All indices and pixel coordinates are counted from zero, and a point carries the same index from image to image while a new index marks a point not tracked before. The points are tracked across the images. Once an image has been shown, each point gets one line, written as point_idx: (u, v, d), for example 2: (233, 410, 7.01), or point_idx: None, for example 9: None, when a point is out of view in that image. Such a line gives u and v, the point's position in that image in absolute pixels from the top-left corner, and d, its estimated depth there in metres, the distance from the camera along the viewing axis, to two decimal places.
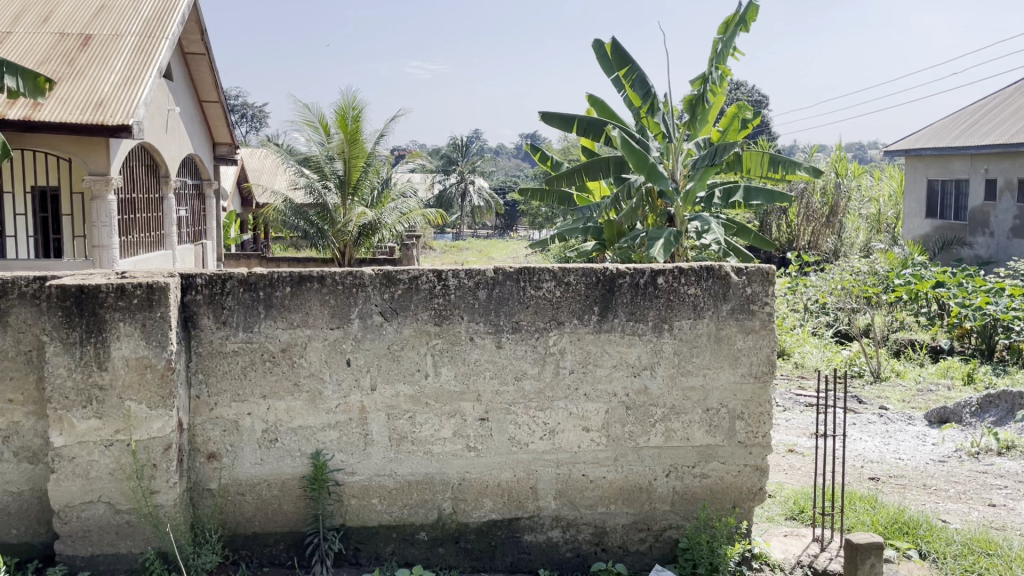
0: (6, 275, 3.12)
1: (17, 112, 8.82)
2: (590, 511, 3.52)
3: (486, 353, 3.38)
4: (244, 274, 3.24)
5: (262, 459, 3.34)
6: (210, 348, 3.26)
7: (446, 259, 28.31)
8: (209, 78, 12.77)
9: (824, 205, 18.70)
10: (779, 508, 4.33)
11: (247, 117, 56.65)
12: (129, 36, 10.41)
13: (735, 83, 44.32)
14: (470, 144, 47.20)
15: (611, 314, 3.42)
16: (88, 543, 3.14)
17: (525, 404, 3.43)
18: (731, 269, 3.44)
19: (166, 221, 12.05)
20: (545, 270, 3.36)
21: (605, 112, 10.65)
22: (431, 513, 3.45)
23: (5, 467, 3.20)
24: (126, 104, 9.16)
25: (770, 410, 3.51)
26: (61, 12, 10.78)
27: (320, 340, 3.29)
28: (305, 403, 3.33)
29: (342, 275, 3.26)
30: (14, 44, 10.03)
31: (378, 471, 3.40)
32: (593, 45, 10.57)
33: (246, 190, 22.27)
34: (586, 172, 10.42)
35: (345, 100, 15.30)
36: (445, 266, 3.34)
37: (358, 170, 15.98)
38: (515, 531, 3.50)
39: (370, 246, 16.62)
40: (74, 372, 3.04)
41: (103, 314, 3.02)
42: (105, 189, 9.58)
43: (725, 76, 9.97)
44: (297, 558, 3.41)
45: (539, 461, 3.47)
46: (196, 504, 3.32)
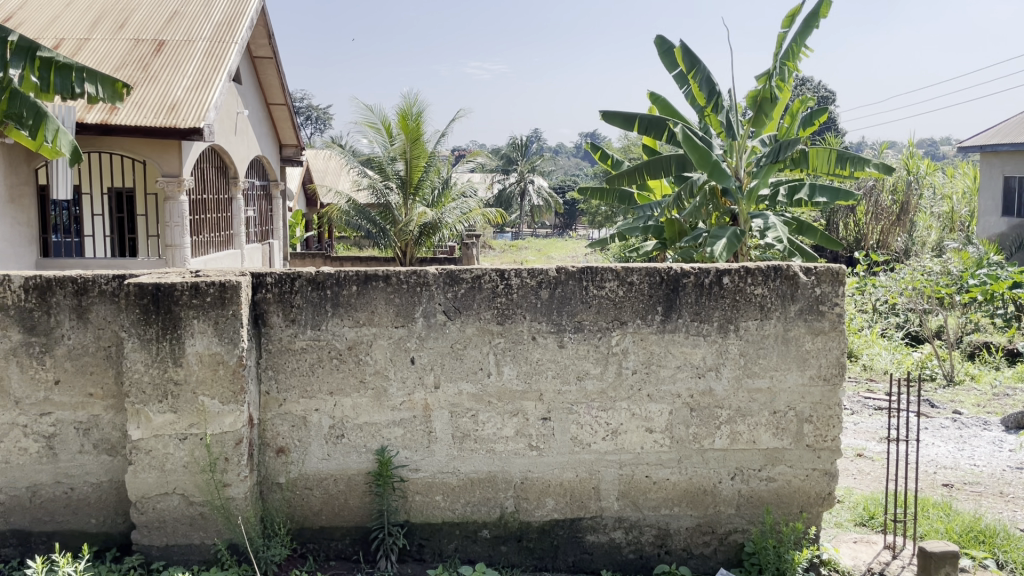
0: (87, 274, 3.24)
1: (95, 116, 9.08)
2: (654, 513, 3.49)
3: (549, 353, 3.38)
4: (312, 274, 3.29)
5: (329, 455, 3.40)
6: (280, 344, 3.33)
7: (507, 258, 28.27)
8: (277, 83, 13.09)
9: (895, 203, 18.12)
10: (848, 513, 4.22)
11: (312, 118, 57.73)
12: (201, 41, 10.74)
13: (801, 79, 43.39)
14: (530, 144, 47.11)
15: (675, 314, 3.38)
16: (163, 534, 3.24)
17: (588, 404, 3.42)
18: (799, 268, 3.37)
19: (234, 221, 12.38)
20: (608, 269, 3.34)
21: (667, 109, 10.54)
22: (494, 511, 3.46)
23: (86, 458, 3.33)
24: (198, 107, 9.44)
25: (840, 414, 3.44)
26: (136, 19, 11.17)
27: (385, 338, 3.34)
28: (370, 400, 3.38)
29: (406, 274, 3.30)
30: (92, 50, 10.41)
31: (442, 468, 3.43)
32: (654, 42, 10.46)
33: (312, 190, 22.70)
34: (647, 171, 10.33)
35: (407, 101, 15.41)
36: (508, 266, 3.34)
37: (420, 170, 16.13)
38: (578, 530, 3.49)
39: (431, 246, 16.82)
40: (151, 367, 3.13)
41: (178, 312, 3.11)
42: (177, 189, 9.88)
43: (792, 72, 9.75)
44: (362, 553, 3.46)
45: (601, 461, 3.45)
46: (265, 497, 3.40)
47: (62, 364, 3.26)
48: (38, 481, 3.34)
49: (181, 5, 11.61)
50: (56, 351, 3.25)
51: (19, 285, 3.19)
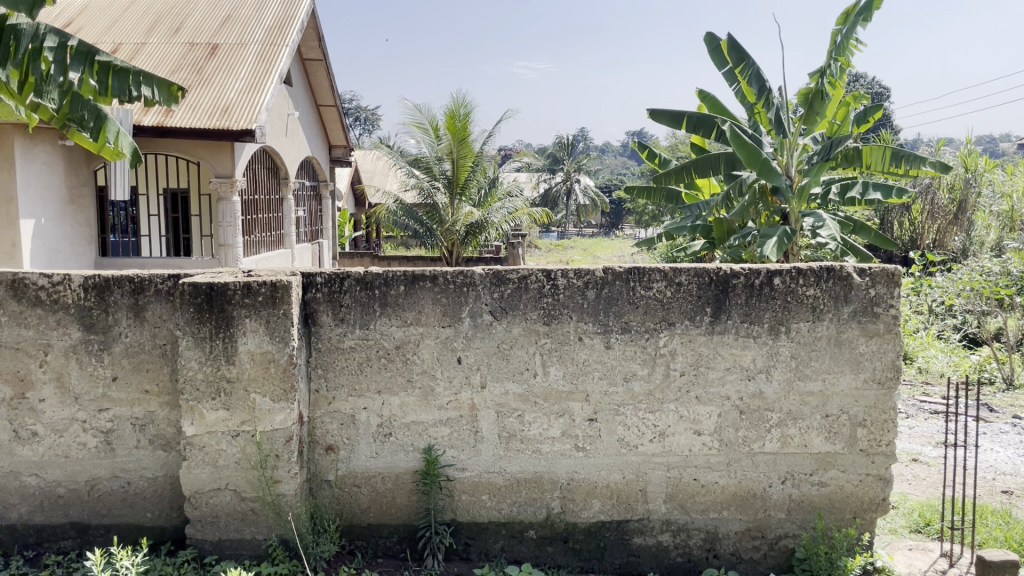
0: (143, 274, 3.32)
1: (151, 119, 9.31)
2: (702, 517, 3.45)
3: (595, 354, 3.37)
4: (360, 273, 3.33)
5: (377, 453, 3.44)
6: (329, 343, 3.37)
7: (553, 257, 28.24)
8: (326, 84, 13.26)
9: (953, 201, 17.64)
10: (903, 519, 4.13)
11: (360, 119, 58.42)
12: (253, 45, 10.94)
13: (853, 76, 42.63)
14: (576, 143, 47.00)
15: (725, 315, 3.34)
16: (216, 529, 3.31)
17: (635, 405, 3.40)
18: (853, 269, 3.29)
19: (285, 221, 12.58)
20: (655, 269, 3.31)
21: (715, 106, 10.43)
22: (540, 512, 3.46)
23: (142, 453, 3.42)
24: (249, 109, 9.62)
25: (895, 418, 3.36)
26: (191, 23, 11.43)
27: (432, 337, 3.36)
28: (417, 399, 3.40)
29: (453, 274, 3.32)
30: (148, 55, 10.68)
31: (488, 467, 3.44)
32: (703, 39, 10.36)
33: (360, 190, 22.98)
34: (695, 169, 10.22)
35: (454, 101, 15.49)
36: (554, 266, 3.34)
37: (466, 170, 16.22)
38: (624, 533, 3.47)
39: (477, 245, 16.90)
40: (205, 365, 3.20)
41: (231, 310, 3.16)
42: (230, 190, 10.08)
43: (844, 68, 9.54)
44: (409, 550, 3.49)
45: (649, 463, 3.42)
46: (315, 494, 3.45)
47: (120, 361, 3.35)
48: (96, 476, 3.44)
49: (234, 9, 11.84)
50: (113, 349, 3.34)
51: (79, 284, 3.28)
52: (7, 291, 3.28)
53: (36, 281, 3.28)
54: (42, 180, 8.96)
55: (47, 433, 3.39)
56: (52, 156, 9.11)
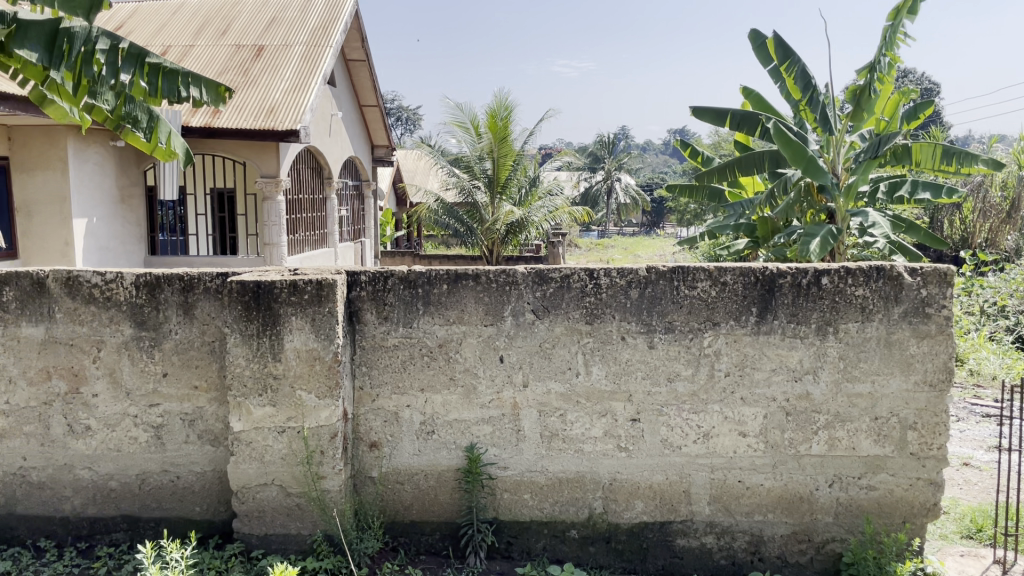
0: (193, 272, 3.38)
1: (199, 120, 9.51)
2: (747, 519, 3.41)
3: (638, 353, 3.35)
4: (404, 272, 3.35)
5: (420, 450, 3.46)
6: (373, 342, 3.40)
7: (594, 257, 28.14)
8: (369, 85, 13.37)
9: (1005, 200, 17.17)
10: (954, 525, 4.02)
11: (401, 119, 58.89)
12: (298, 46, 11.09)
13: (903, 72, 41.82)
14: (617, 142, 46.79)
15: (771, 315, 3.29)
16: (262, 523, 3.36)
17: (678, 406, 3.37)
18: (903, 268, 3.22)
19: (328, 220, 12.73)
20: (700, 269, 3.28)
21: (759, 103, 10.31)
22: (582, 511, 3.45)
23: (191, 448, 3.49)
24: (294, 109, 9.75)
25: (947, 421, 3.28)
26: (237, 25, 11.62)
27: (475, 336, 3.37)
28: (460, 397, 3.41)
29: (496, 273, 3.32)
30: (196, 57, 10.88)
31: (530, 466, 3.44)
32: (748, 36, 10.23)
33: (401, 190, 23.16)
34: (738, 167, 10.10)
35: (495, 100, 15.54)
36: (597, 266, 3.32)
37: (507, 169, 16.25)
38: (667, 534, 3.44)
39: (517, 244, 16.91)
40: (252, 361, 3.24)
41: (278, 308, 3.20)
42: (275, 190, 10.23)
43: (893, 64, 9.35)
44: (452, 548, 3.50)
45: (692, 464, 3.40)
46: (359, 491, 3.49)
47: (170, 357, 3.42)
48: (147, 469, 3.51)
49: (279, 11, 12.00)
50: (164, 345, 3.41)
51: (131, 282, 3.36)
52: (62, 288, 3.37)
53: (90, 279, 3.36)
54: (94, 179, 9.18)
55: (99, 427, 3.48)
56: (104, 156, 9.33)
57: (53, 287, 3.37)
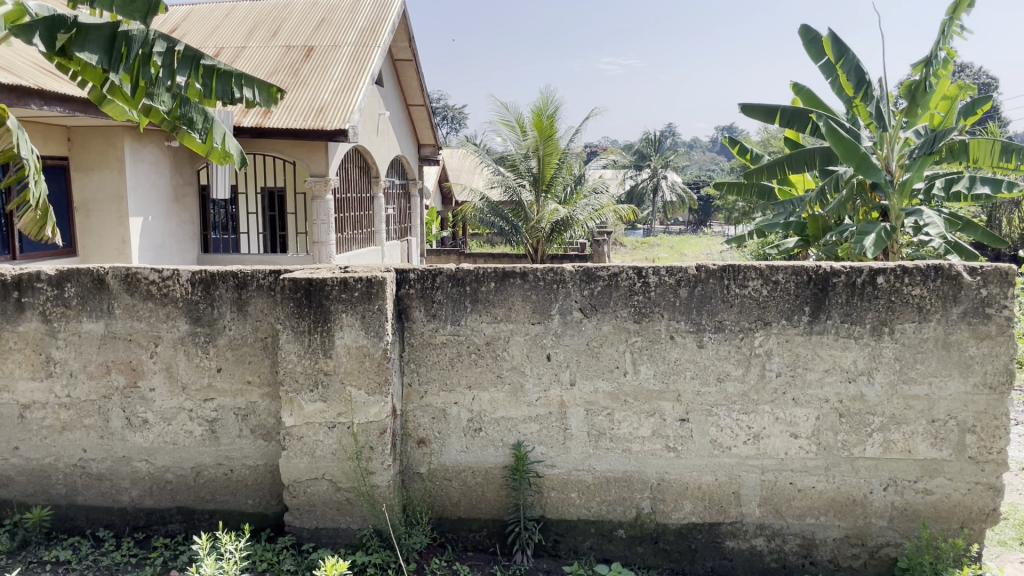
0: (246, 270, 3.45)
1: (251, 120, 9.68)
2: (798, 522, 3.35)
3: (687, 353, 3.32)
4: (452, 270, 3.37)
5: (467, 447, 3.48)
6: (421, 339, 3.43)
7: (639, 255, 27.92)
8: (416, 85, 13.48)
9: None
10: (1014, 531, 3.91)
11: (447, 119, 59.33)
12: (346, 46, 11.23)
13: (959, 67, 40.87)
14: (663, 139, 46.44)
15: (825, 315, 3.23)
16: (313, 517, 3.41)
17: (728, 407, 3.33)
18: (962, 268, 3.14)
19: (375, 218, 12.85)
20: (751, 267, 3.24)
21: (810, 100, 10.15)
22: (629, 511, 3.43)
23: (244, 442, 3.55)
24: (343, 109, 9.87)
25: (1008, 425, 3.18)
26: (288, 27, 11.80)
27: (522, 334, 3.37)
28: (507, 395, 3.42)
29: (543, 271, 3.32)
30: (248, 58, 11.08)
31: (577, 465, 3.44)
32: (798, 32, 10.07)
33: (447, 189, 23.31)
34: (788, 165, 9.96)
35: (541, 98, 15.53)
36: (645, 264, 3.30)
37: (552, 167, 16.24)
38: (716, 536, 3.40)
39: (562, 242, 16.88)
40: (303, 358, 3.29)
41: (329, 305, 3.24)
42: (324, 189, 10.37)
43: (950, 58, 9.11)
44: (499, 545, 3.52)
45: (742, 465, 3.36)
46: (407, 486, 3.52)
47: (224, 353, 3.48)
48: (201, 463, 3.59)
49: (329, 12, 12.16)
50: (218, 341, 3.48)
51: (187, 279, 3.44)
52: (122, 284, 3.46)
53: (147, 276, 3.45)
54: (150, 178, 9.40)
55: (156, 420, 3.56)
56: (159, 156, 9.56)
57: (113, 283, 3.46)
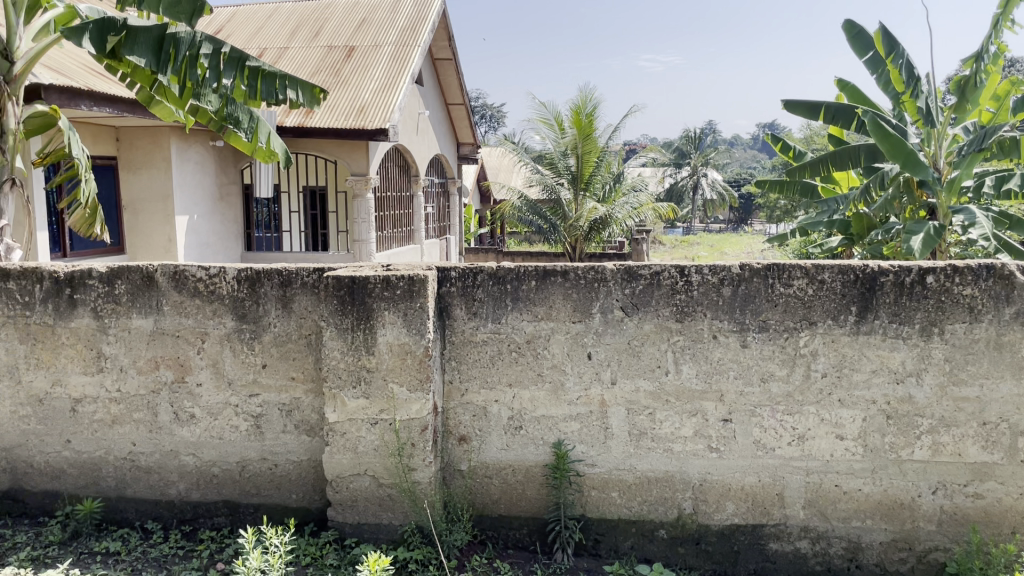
0: (290, 268, 3.49)
1: (293, 120, 9.80)
2: (843, 525, 3.30)
3: (731, 352, 3.28)
4: (493, 268, 3.38)
5: (507, 445, 3.48)
6: (462, 337, 3.44)
7: (678, 254, 27.67)
8: (455, 84, 13.53)
9: None
10: None
11: (486, 118, 59.50)
12: (387, 46, 11.31)
13: (1011, 61, 39.93)
14: (703, 137, 46.00)
15: (872, 315, 3.18)
16: (355, 512, 3.44)
17: (772, 407, 3.29)
18: (1015, 268, 3.07)
19: (415, 217, 12.93)
20: (796, 266, 3.19)
21: (855, 96, 9.97)
22: (671, 512, 3.41)
23: (288, 438, 3.60)
24: (383, 109, 9.95)
25: None
26: (329, 27, 11.93)
27: (563, 333, 3.36)
28: (548, 394, 3.42)
29: (584, 269, 3.31)
30: (291, 59, 11.23)
31: (618, 465, 3.42)
32: (843, 28, 9.90)
33: (485, 188, 23.36)
34: (832, 162, 9.81)
35: (580, 96, 15.48)
36: (688, 263, 3.27)
37: (591, 166, 16.17)
38: (760, 537, 3.37)
39: (600, 241, 16.82)
40: (346, 355, 3.33)
41: (371, 303, 3.27)
42: (365, 188, 10.46)
43: (1000, 53, 8.87)
44: (539, 543, 3.52)
45: (787, 467, 3.31)
46: (448, 483, 3.53)
47: (269, 349, 3.54)
48: (247, 457, 3.65)
49: (370, 12, 12.26)
50: (264, 337, 3.53)
51: (232, 276, 3.49)
52: (170, 282, 3.53)
53: (195, 273, 3.51)
54: (195, 177, 9.57)
55: (203, 415, 3.63)
56: (204, 156, 9.73)
57: (161, 281, 3.53)
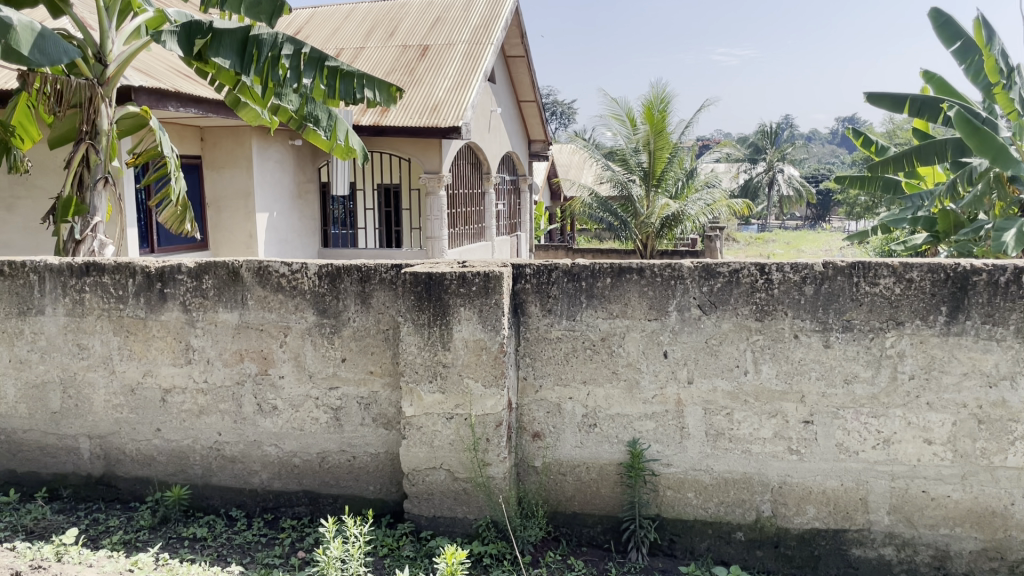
0: (369, 264, 3.56)
1: (369, 118, 9.96)
2: (931, 532, 3.18)
3: (813, 353, 3.20)
4: (568, 266, 3.37)
5: (582, 443, 3.47)
6: (537, 333, 3.45)
7: (753, 251, 27.14)
8: (528, 80, 13.55)
9: None
10: None
11: (557, 115, 59.32)
12: (461, 44, 11.40)
13: None
14: (780, 132, 44.99)
15: (963, 316, 3.05)
16: (431, 505, 3.48)
17: (856, 409, 3.20)
18: None
19: (486, 214, 12.98)
20: (883, 264, 3.09)
21: (942, 88, 9.60)
22: (749, 514, 3.35)
23: (366, 431, 3.67)
24: (457, 107, 10.04)
25: None
26: (404, 27, 12.09)
27: (638, 331, 3.34)
28: (623, 392, 3.40)
29: (660, 267, 3.28)
30: (367, 58, 11.42)
31: (695, 465, 3.38)
32: (929, 16, 9.54)
33: (556, 184, 23.35)
34: (916, 157, 9.45)
35: (653, 92, 15.30)
36: (768, 260, 3.21)
37: (663, 162, 15.95)
38: (842, 543, 3.28)
39: (672, 238, 16.57)
40: (423, 350, 3.37)
41: (448, 299, 3.31)
42: (437, 185, 10.57)
43: None
44: (614, 541, 3.50)
45: (871, 471, 3.22)
46: (522, 479, 3.55)
47: (348, 344, 3.61)
48: (326, 448, 3.73)
49: (443, 11, 12.37)
50: (343, 332, 3.60)
51: (314, 272, 3.58)
52: (254, 276, 3.64)
53: (278, 269, 3.61)
54: (275, 175, 9.83)
55: (285, 407, 3.73)
56: (283, 154, 9.99)
57: (246, 275, 3.64)
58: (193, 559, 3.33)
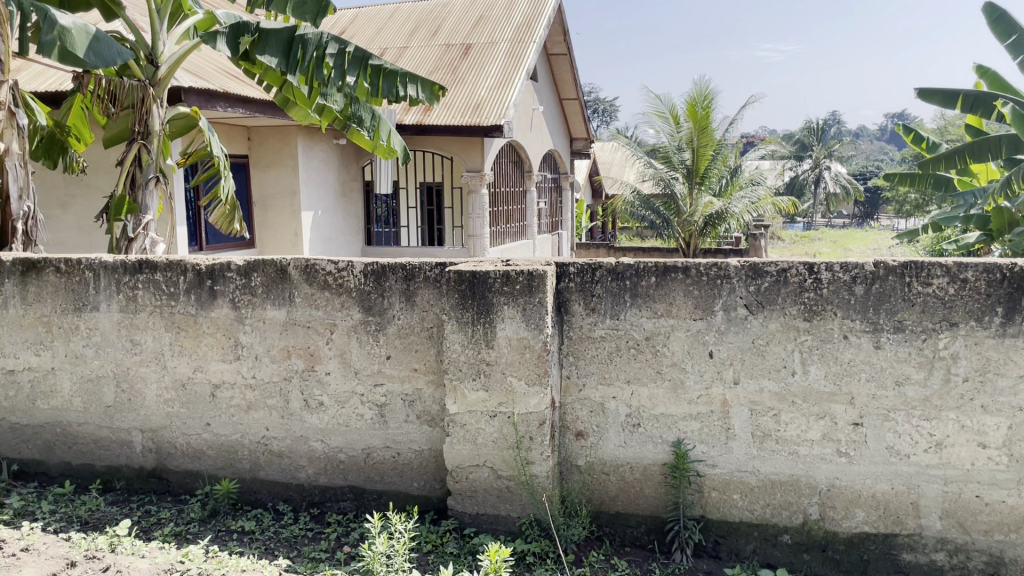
0: (414, 262, 3.59)
1: (412, 117, 10.03)
2: (985, 538, 3.11)
3: (863, 354, 3.15)
4: (612, 265, 3.36)
5: (626, 442, 3.46)
6: (581, 332, 3.44)
7: (798, 250, 26.73)
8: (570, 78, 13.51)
9: None
10: None
11: (599, 113, 59.02)
12: (503, 42, 11.42)
13: None
14: (826, 128, 44.26)
15: (1019, 317, 2.98)
16: (475, 503, 3.49)
17: (908, 412, 3.14)
18: None
19: (527, 212, 12.98)
20: (936, 264, 3.03)
21: (996, 83, 9.36)
22: (796, 517, 3.30)
23: (410, 428, 3.70)
24: (499, 105, 10.07)
25: None
26: (447, 26, 12.14)
27: (683, 331, 3.31)
28: (667, 391, 3.37)
29: (706, 266, 3.24)
30: (410, 58, 11.49)
31: (740, 466, 3.34)
32: (983, 10, 9.30)
33: (597, 183, 23.24)
34: (969, 154, 9.22)
35: (697, 89, 15.16)
36: (817, 259, 3.16)
37: (707, 159, 15.78)
38: (892, 547, 3.21)
39: (715, 236, 16.36)
40: (467, 347, 3.38)
41: (492, 297, 3.32)
42: (480, 183, 10.60)
43: None
44: (657, 542, 3.48)
45: (922, 475, 3.15)
46: (565, 478, 3.54)
47: (393, 341, 3.64)
48: (371, 445, 3.77)
49: (486, 9, 12.40)
50: (388, 329, 3.64)
51: (360, 270, 3.62)
52: (302, 274, 3.69)
53: (325, 267, 3.66)
54: (320, 174, 9.95)
55: (332, 403, 3.78)
56: (328, 154, 10.11)
57: (294, 273, 3.69)
58: (242, 551, 3.39)
